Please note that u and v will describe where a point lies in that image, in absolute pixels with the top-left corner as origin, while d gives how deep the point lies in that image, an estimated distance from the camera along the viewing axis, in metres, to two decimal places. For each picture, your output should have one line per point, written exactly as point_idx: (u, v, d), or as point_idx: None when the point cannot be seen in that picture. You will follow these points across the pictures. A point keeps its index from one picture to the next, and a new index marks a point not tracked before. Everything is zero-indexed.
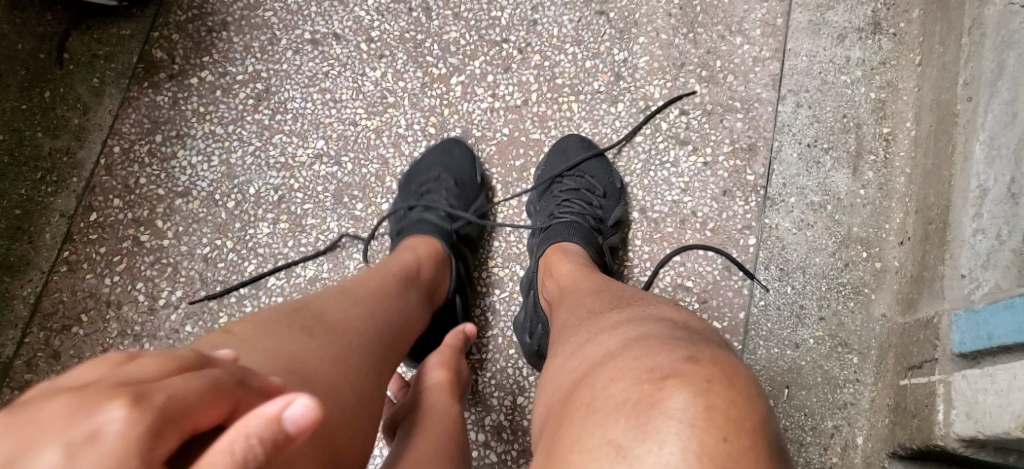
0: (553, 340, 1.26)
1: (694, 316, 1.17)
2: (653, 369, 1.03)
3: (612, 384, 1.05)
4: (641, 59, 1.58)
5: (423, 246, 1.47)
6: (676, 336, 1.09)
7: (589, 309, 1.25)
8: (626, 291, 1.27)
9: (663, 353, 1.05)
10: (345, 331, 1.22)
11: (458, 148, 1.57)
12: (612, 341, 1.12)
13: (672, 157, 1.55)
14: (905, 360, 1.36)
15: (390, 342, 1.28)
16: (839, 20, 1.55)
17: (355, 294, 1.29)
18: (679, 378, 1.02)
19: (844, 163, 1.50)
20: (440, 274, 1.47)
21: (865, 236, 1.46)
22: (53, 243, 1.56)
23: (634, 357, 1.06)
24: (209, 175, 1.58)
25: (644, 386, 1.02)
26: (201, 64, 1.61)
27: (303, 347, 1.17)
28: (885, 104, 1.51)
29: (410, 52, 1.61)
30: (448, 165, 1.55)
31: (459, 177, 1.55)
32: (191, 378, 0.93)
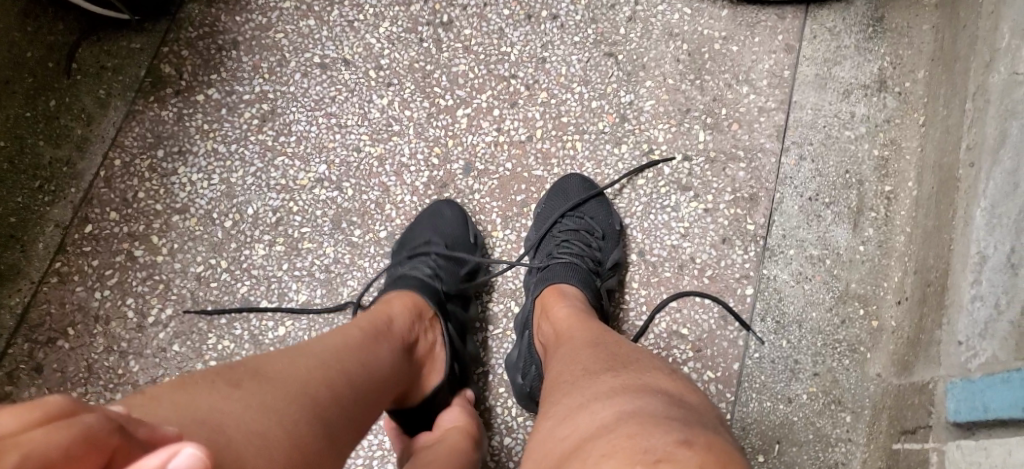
0: (547, 392, 1.25)
1: (690, 391, 1.17)
2: (647, 450, 1.03)
3: (604, 462, 1.04)
4: (647, 103, 1.58)
5: (399, 301, 1.43)
6: (670, 417, 1.08)
7: (585, 368, 1.23)
8: (622, 350, 1.26)
9: (658, 434, 1.05)
10: (303, 381, 1.19)
11: (448, 210, 1.55)
12: (604, 413, 1.11)
13: (673, 202, 1.55)
14: (898, 423, 1.34)
15: (358, 384, 1.24)
16: (846, 75, 1.55)
17: (302, 349, 1.24)
18: (672, 463, 1.01)
19: (845, 218, 1.49)
20: (421, 329, 1.42)
21: (863, 292, 1.45)
22: (45, 253, 1.55)
23: (627, 435, 1.05)
24: (208, 193, 1.57)
25: (638, 467, 1.01)
26: (209, 81, 1.61)
27: (228, 397, 1.13)
28: (888, 162, 1.50)
29: (418, 82, 1.61)
30: (440, 225, 1.54)
31: (450, 236, 1.53)
32: (49, 428, 0.89)
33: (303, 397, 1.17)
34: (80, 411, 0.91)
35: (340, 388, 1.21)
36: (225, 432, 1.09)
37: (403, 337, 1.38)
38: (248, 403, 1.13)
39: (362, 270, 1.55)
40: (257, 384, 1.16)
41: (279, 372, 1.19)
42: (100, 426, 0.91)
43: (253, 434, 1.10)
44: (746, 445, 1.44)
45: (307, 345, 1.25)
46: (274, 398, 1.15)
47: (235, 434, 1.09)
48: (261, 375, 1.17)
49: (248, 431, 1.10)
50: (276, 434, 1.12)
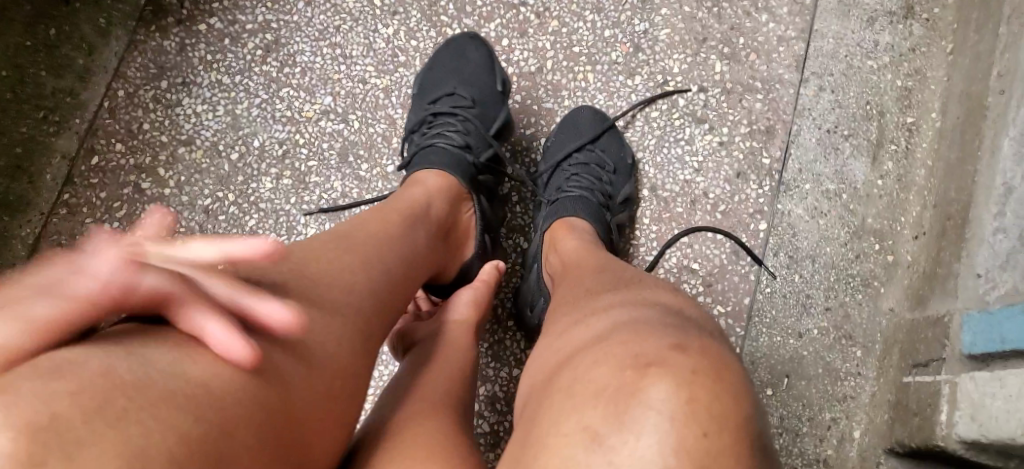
0: (547, 313, 1.21)
1: (688, 300, 1.11)
2: (637, 354, 0.97)
3: (593, 367, 0.99)
4: (662, 32, 1.53)
5: (438, 181, 1.39)
6: (666, 323, 1.03)
7: (585, 288, 1.19)
8: (624, 271, 1.21)
9: (650, 338, 0.99)
10: (352, 273, 1.13)
11: (473, 51, 1.51)
12: (598, 323, 1.06)
13: (687, 135, 1.50)
14: (910, 356, 1.31)
15: (397, 286, 1.19)
16: (870, 2, 1.49)
17: (349, 237, 1.18)
18: (662, 366, 0.95)
19: (865, 151, 1.44)
20: (451, 212, 1.39)
21: (879, 228, 1.41)
22: (54, 185, 1.52)
23: (620, 341, 1.00)
24: (213, 124, 1.54)
25: (626, 373, 0.96)
26: (211, 10, 1.57)
27: (283, 288, 1.04)
28: (911, 92, 1.45)
29: (425, 11, 1.56)
30: (458, 65, 1.51)
31: (471, 77, 1.50)
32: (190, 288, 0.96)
33: (357, 292, 1.11)
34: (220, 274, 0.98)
35: (380, 288, 1.15)
36: (287, 343, 1.01)
37: (438, 227, 1.35)
38: (302, 298, 1.05)
39: (369, 204, 1.52)
40: (306, 287, 1.07)
41: (324, 271, 1.10)
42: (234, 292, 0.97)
43: (308, 348, 1.02)
44: (755, 379, 1.39)
45: (345, 238, 1.18)
46: (326, 295, 1.08)
47: (296, 348, 1.01)
48: (305, 276, 1.08)
49: (308, 347, 1.03)
50: (328, 333, 1.05)
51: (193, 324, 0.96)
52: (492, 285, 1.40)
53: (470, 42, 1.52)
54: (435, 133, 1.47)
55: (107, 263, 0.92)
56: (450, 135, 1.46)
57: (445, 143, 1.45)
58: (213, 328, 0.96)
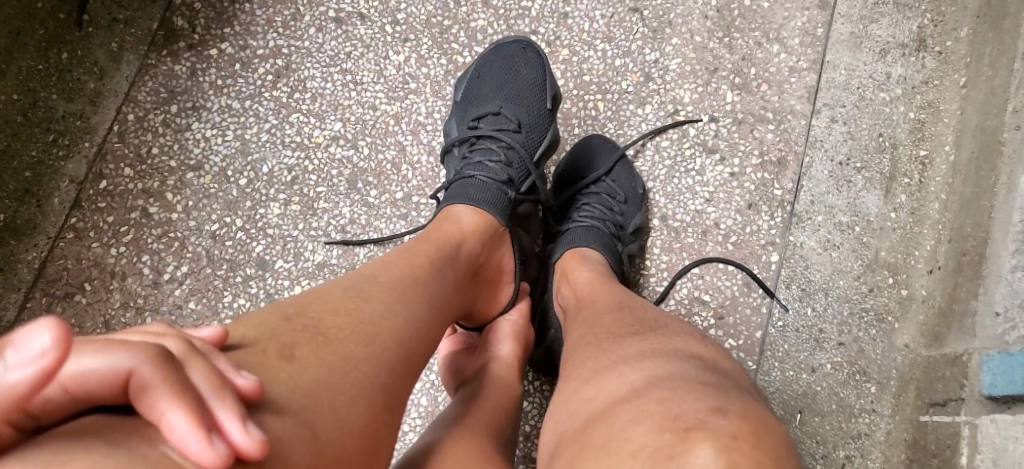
0: (571, 354, 1.20)
1: (722, 356, 1.12)
2: (678, 417, 0.97)
3: (632, 426, 0.99)
4: (673, 61, 1.52)
5: (474, 218, 1.35)
6: (704, 382, 1.03)
7: (608, 330, 1.19)
8: (649, 314, 1.21)
9: (690, 401, 0.99)
10: (377, 321, 1.11)
11: (524, 67, 1.48)
12: (633, 377, 1.06)
13: (698, 165, 1.49)
14: (927, 394, 1.28)
15: (421, 335, 1.16)
16: (883, 34, 1.48)
17: (380, 282, 1.16)
18: (704, 430, 0.95)
19: (877, 184, 1.42)
20: (487, 252, 1.35)
21: (894, 261, 1.37)
22: (61, 209, 1.51)
23: (658, 400, 1.00)
24: (223, 150, 1.54)
25: (666, 436, 0.96)
26: (223, 35, 1.57)
27: (304, 344, 1.04)
28: (925, 125, 1.40)
29: (436, 38, 1.56)
30: (505, 76, 1.47)
31: (519, 90, 1.46)
32: (167, 368, 0.87)
33: (386, 341, 1.10)
34: (200, 354, 0.91)
35: (404, 337, 1.13)
36: (298, 404, 0.98)
37: (466, 266, 1.31)
38: (323, 352, 1.04)
39: (379, 231, 1.51)
40: (322, 347, 1.05)
41: (341, 327, 1.08)
42: (208, 381, 0.88)
43: (326, 408, 1.00)
44: None
45: (364, 285, 1.15)
46: (349, 346, 1.07)
47: (312, 410, 0.99)
48: (320, 334, 1.06)
49: (330, 409, 1.00)
50: (352, 386, 1.04)
51: (159, 413, 0.86)
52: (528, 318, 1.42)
53: (520, 49, 1.49)
54: (477, 151, 1.43)
55: (41, 351, 0.80)
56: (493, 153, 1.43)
57: (487, 161, 1.42)
58: (174, 420, 0.86)
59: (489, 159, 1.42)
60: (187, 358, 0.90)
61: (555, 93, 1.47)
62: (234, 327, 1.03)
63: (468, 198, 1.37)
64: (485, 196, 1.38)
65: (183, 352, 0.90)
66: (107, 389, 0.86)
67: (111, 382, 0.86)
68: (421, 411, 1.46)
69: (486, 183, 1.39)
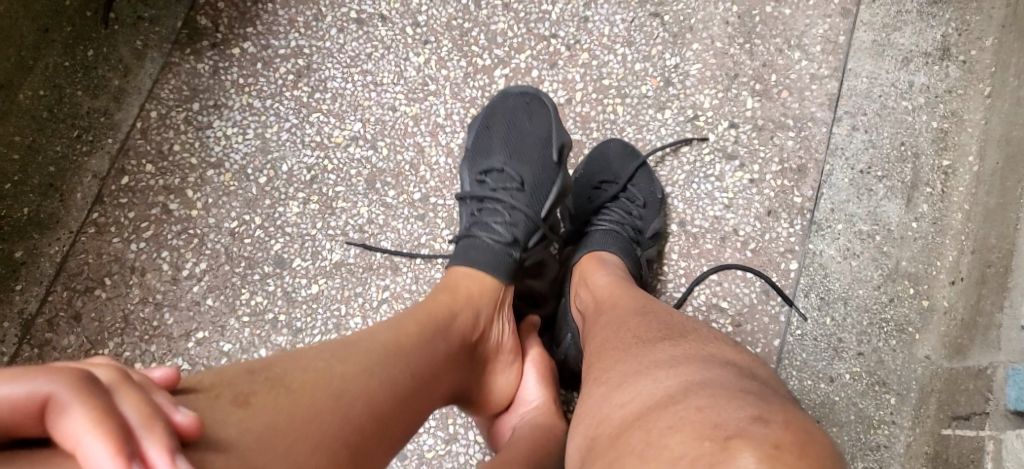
0: (596, 360, 1.20)
1: (756, 362, 1.12)
2: (718, 426, 0.97)
3: (669, 435, 0.98)
4: (693, 67, 1.52)
5: (471, 284, 1.32)
6: (743, 389, 1.02)
7: (638, 335, 1.18)
8: (676, 320, 1.20)
9: (730, 409, 0.98)
10: (351, 373, 1.09)
11: (535, 119, 1.45)
12: (669, 383, 1.05)
13: (718, 171, 1.49)
14: (949, 408, 1.28)
15: (403, 393, 1.13)
16: (906, 43, 1.47)
17: (359, 339, 1.15)
18: (745, 439, 0.94)
19: (898, 193, 1.42)
20: (487, 322, 1.32)
21: (915, 271, 1.37)
22: (83, 203, 1.52)
23: (696, 408, 1.00)
24: (243, 148, 1.54)
25: (707, 443, 0.95)
26: (245, 34, 1.57)
27: (267, 395, 1.03)
28: (947, 135, 1.41)
29: (456, 40, 1.55)
30: (514, 129, 1.45)
31: (525, 144, 1.43)
32: (88, 395, 0.87)
33: (358, 394, 1.08)
34: (133, 382, 0.90)
35: (380, 394, 1.10)
36: (235, 450, 0.97)
37: (462, 331, 1.27)
38: (283, 402, 1.03)
39: (396, 231, 1.51)
40: (284, 398, 1.03)
41: (310, 380, 1.06)
42: (137, 411, 0.88)
43: (276, 459, 0.98)
44: None
45: (340, 347, 1.12)
46: (314, 396, 1.05)
47: (262, 459, 0.98)
48: (286, 386, 1.04)
49: (281, 460, 0.99)
50: (309, 435, 1.02)
51: (76, 441, 0.86)
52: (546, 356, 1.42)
53: (531, 100, 1.46)
54: (484, 207, 1.40)
55: None
56: (497, 209, 1.39)
57: (492, 218, 1.39)
58: (93, 446, 0.86)
59: (496, 218, 1.39)
60: (117, 386, 0.89)
61: (563, 143, 1.43)
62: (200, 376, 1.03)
63: (473, 262, 1.35)
64: (489, 257, 1.35)
65: (111, 380, 0.89)
66: (26, 415, 0.87)
67: (30, 408, 0.87)
68: (436, 412, 1.45)
69: (492, 244, 1.36)
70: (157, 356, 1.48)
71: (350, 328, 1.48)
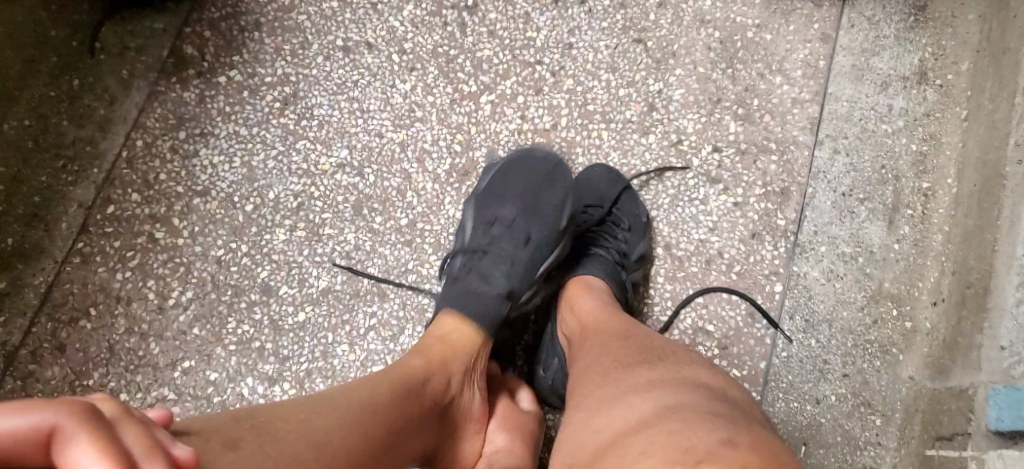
0: (574, 387, 1.21)
1: (732, 385, 1.13)
2: (688, 449, 0.98)
3: (642, 458, 0.99)
4: (676, 92, 1.53)
5: (447, 341, 1.34)
6: (715, 413, 1.03)
7: (618, 361, 1.19)
8: (656, 344, 1.21)
9: (701, 432, 1.00)
10: (332, 427, 1.09)
11: (552, 181, 1.45)
12: (644, 408, 1.06)
13: (702, 194, 1.50)
14: (933, 428, 1.29)
15: (378, 453, 1.13)
16: (885, 67, 1.49)
17: (338, 397, 1.15)
18: (713, 462, 0.96)
19: (879, 216, 1.43)
20: (461, 387, 1.32)
21: (897, 292, 1.38)
22: (68, 233, 1.51)
23: (669, 431, 1.01)
24: (229, 176, 1.54)
25: (676, 466, 0.96)
26: (231, 63, 1.57)
27: (252, 440, 1.03)
28: (926, 158, 1.42)
29: (442, 67, 1.57)
30: (532, 187, 1.45)
31: (540, 206, 1.44)
32: (89, 424, 0.87)
33: (338, 446, 1.08)
34: (135, 416, 0.89)
35: (357, 449, 1.10)
36: None
37: (436, 393, 1.28)
38: (267, 448, 1.03)
39: (383, 258, 1.51)
40: (269, 445, 1.03)
41: (292, 430, 1.06)
42: (139, 443, 0.88)
43: None
44: None
45: (322, 403, 1.13)
46: (295, 443, 1.05)
47: None
48: (270, 434, 1.04)
49: None
50: None
51: None
52: (516, 410, 1.41)
53: (554, 167, 1.47)
54: (484, 254, 1.41)
55: None
56: (495, 261, 1.40)
57: (491, 268, 1.40)
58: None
59: (495, 269, 1.40)
60: (121, 420, 0.89)
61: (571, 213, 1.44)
62: (190, 423, 1.03)
63: (466, 309, 1.36)
64: (481, 308, 1.37)
65: (115, 413, 0.89)
66: (26, 446, 0.86)
67: (35, 437, 0.86)
68: None
69: (486, 294, 1.38)
70: (143, 386, 1.47)
71: (337, 356, 1.48)
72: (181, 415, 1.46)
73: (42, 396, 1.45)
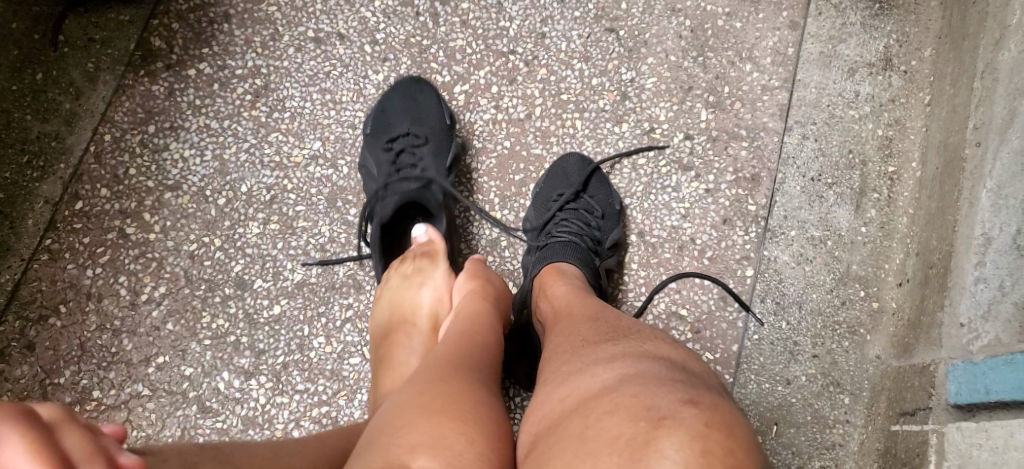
0: (543, 364, 1.23)
1: (688, 353, 1.17)
2: (650, 408, 1.03)
3: (607, 417, 1.04)
4: (649, 80, 1.55)
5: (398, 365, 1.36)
6: (673, 376, 1.08)
7: (583, 336, 1.21)
8: (620, 321, 1.24)
9: (662, 392, 1.04)
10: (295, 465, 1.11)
11: (421, 97, 1.56)
12: (605, 374, 1.10)
13: (674, 182, 1.52)
14: (898, 404, 1.34)
15: None
16: (851, 54, 1.53)
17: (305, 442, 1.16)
18: (676, 420, 1.01)
19: (848, 199, 1.48)
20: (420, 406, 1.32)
21: (864, 275, 1.45)
22: (35, 230, 1.52)
23: (631, 393, 1.05)
24: (201, 170, 1.55)
25: (641, 424, 1.01)
26: (200, 55, 1.58)
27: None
28: (892, 142, 1.49)
29: (415, 57, 1.58)
30: (409, 111, 1.55)
31: (421, 122, 1.54)
32: (30, 425, 0.90)
33: None
34: (78, 420, 0.93)
35: None
36: None
37: None
38: None
39: (359, 249, 1.53)
40: None
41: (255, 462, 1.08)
42: (78, 448, 0.91)
43: None
44: None
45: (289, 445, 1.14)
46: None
47: None
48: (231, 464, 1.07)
49: None
50: None
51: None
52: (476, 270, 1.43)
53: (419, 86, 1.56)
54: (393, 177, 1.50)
55: None
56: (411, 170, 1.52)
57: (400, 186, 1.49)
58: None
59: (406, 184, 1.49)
60: (62, 423, 0.92)
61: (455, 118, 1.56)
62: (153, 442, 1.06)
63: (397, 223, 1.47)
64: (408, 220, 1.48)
65: (56, 418, 0.92)
66: None
67: None
68: None
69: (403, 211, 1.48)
70: (116, 383, 1.48)
71: (313, 348, 1.50)
72: (155, 410, 1.47)
73: (11, 394, 1.46)
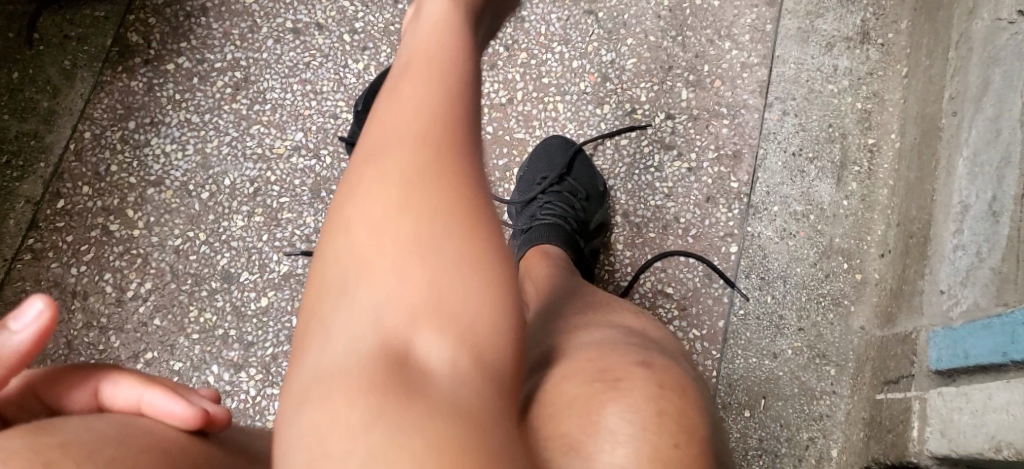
0: None
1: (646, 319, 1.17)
2: (605, 369, 1.02)
3: (563, 379, 1.03)
4: (629, 61, 1.56)
5: None
6: (629, 340, 1.08)
7: (546, 307, 1.21)
8: (583, 292, 1.24)
9: (617, 355, 1.04)
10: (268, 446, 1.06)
11: None
12: (563, 339, 1.09)
13: (657, 161, 1.52)
14: (882, 374, 1.36)
15: None
16: (828, 28, 1.55)
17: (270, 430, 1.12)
18: (632, 380, 1.00)
19: (829, 173, 1.49)
20: None
21: (847, 247, 1.46)
22: (17, 230, 1.51)
23: (587, 356, 1.05)
24: (183, 165, 1.55)
25: (596, 384, 1.01)
26: (179, 50, 1.59)
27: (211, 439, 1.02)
28: (871, 115, 1.51)
29: (394, 45, 1.59)
30: None
31: None
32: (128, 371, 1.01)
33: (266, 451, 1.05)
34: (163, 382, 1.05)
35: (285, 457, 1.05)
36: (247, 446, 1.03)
37: None
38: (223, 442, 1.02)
39: None
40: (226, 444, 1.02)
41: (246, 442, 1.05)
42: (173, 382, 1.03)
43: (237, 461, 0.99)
44: (731, 401, 1.42)
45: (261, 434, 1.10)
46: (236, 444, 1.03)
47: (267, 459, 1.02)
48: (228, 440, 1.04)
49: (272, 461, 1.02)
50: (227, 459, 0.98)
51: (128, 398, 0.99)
52: None
53: None
54: None
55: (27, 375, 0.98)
56: None
57: None
58: (154, 397, 0.98)
59: None
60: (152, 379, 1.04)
61: None
62: None
63: None
64: None
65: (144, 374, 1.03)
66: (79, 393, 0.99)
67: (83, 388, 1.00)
68: None
69: None
70: None
71: None
72: None
73: None
